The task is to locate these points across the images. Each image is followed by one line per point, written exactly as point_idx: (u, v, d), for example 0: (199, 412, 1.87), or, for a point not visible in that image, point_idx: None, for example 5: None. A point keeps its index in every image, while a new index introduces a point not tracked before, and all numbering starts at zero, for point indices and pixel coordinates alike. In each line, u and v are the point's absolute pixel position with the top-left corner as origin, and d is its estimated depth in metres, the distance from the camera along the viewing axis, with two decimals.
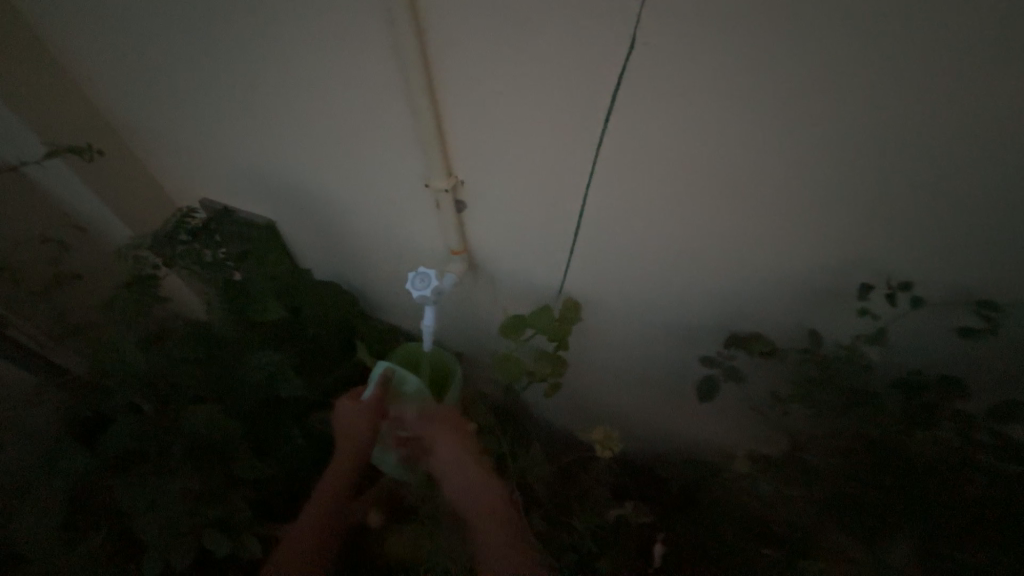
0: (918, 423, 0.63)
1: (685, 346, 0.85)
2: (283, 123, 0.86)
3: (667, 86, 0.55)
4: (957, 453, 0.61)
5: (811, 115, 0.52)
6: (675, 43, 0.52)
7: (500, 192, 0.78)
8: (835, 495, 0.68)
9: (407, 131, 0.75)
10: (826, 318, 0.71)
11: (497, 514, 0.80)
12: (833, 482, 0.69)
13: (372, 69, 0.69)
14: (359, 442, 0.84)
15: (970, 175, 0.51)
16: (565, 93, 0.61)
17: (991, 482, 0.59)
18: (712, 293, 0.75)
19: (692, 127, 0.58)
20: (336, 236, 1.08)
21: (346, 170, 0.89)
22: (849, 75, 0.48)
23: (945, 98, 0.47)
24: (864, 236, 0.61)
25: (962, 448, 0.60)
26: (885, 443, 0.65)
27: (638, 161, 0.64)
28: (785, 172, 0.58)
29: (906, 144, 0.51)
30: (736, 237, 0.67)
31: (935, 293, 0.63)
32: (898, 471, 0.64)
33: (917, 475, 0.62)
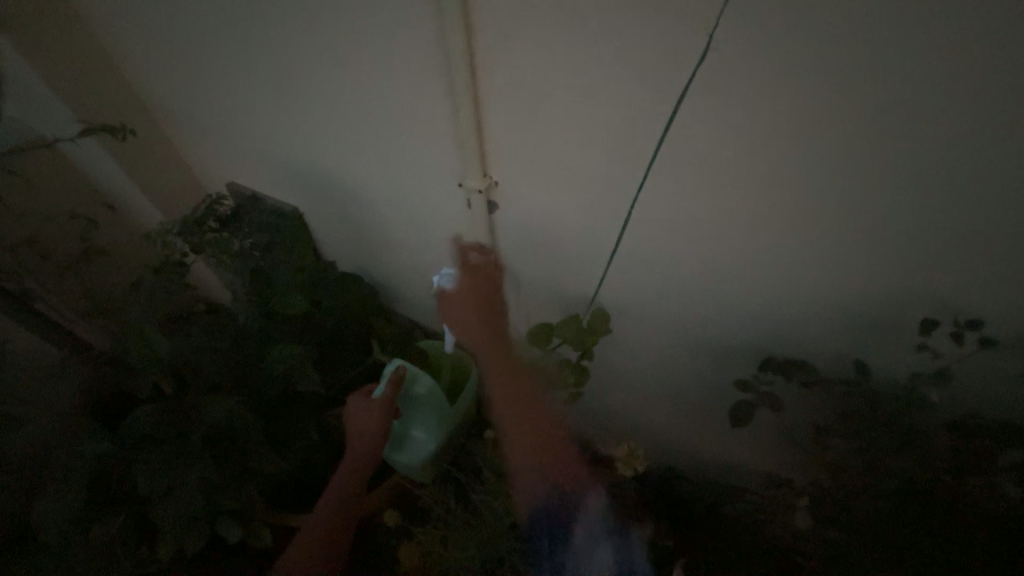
0: (972, 472, 0.59)
1: (718, 366, 0.81)
2: (322, 115, 0.84)
3: (731, 99, 0.52)
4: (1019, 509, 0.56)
5: (889, 137, 0.48)
6: (745, 52, 0.48)
7: (536, 197, 0.75)
8: (885, 541, 0.63)
9: (442, 128, 0.73)
10: (876, 350, 0.67)
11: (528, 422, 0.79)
12: (881, 529, 0.64)
13: (413, 63, 0.67)
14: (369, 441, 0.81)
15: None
16: (619, 99, 0.57)
17: None
18: (753, 315, 0.72)
19: (753, 143, 0.54)
20: (362, 229, 1.07)
21: (377, 164, 0.87)
22: (939, 97, 0.44)
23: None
24: (929, 270, 0.56)
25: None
26: (937, 492, 0.60)
27: (688, 176, 0.60)
28: (851, 198, 0.54)
29: (995, 177, 0.47)
30: (785, 260, 0.63)
31: (1003, 335, 0.58)
32: (956, 521, 0.59)
33: (979, 525, 0.57)
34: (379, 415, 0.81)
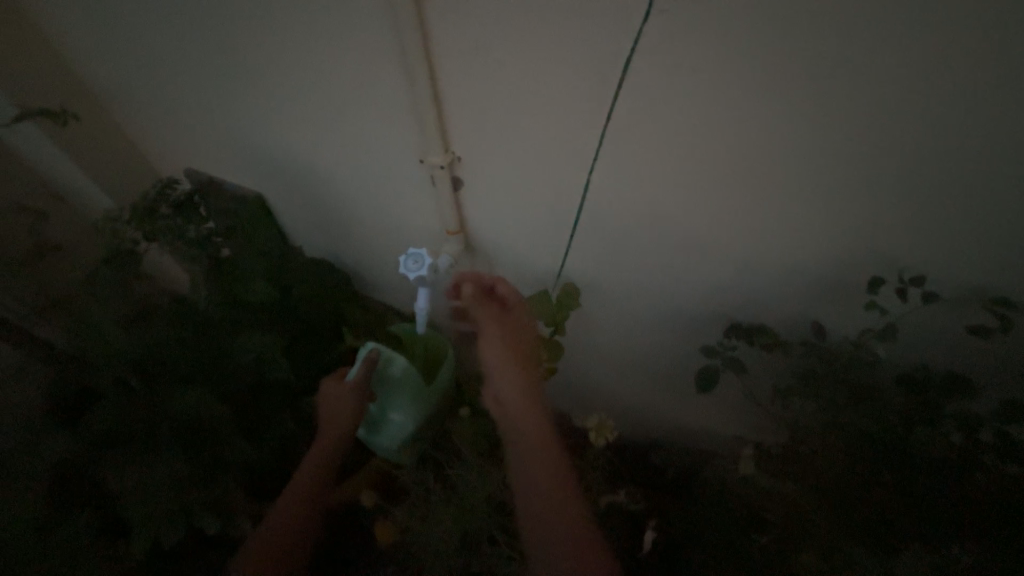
0: (919, 422, 0.63)
1: (686, 333, 0.82)
2: (274, 93, 0.81)
3: (680, 62, 0.51)
4: (960, 452, 0.60)
5: (835, 97, 0.48)
6: (692, 12, 0.47)
7: (498, 171, 0.74)
8: (844, 491, 0.65)
9: (398, 101, 0.70)
10: (831, 310, 0.69)
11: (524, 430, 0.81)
12: (841, 480, 0.66)
13: (362, 32, 0.64)
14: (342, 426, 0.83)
15: (1001, 166, 0.48)
16: (573, 66, 0.56)
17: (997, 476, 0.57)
18: (715, 281, 0.73)
19: (706, 108, 0.53)
20: (327, 212, 1.04)
21: (335, 141, 0.84)
22: (879, 52, 0.44)
23: (981, 81, 0.43)
24: (877, 230, 0.58)
25: (966, 447, 0.60)
26: (888, 440, 0.64)
27: (646, 143, 0.60)
28: (803, 159, 0.54)
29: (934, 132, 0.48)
30: (741, 226, 0.64)
31: (946, 290, 0.61)
32: (905, 466, 0.62)
33: (929, 470, 0.60)
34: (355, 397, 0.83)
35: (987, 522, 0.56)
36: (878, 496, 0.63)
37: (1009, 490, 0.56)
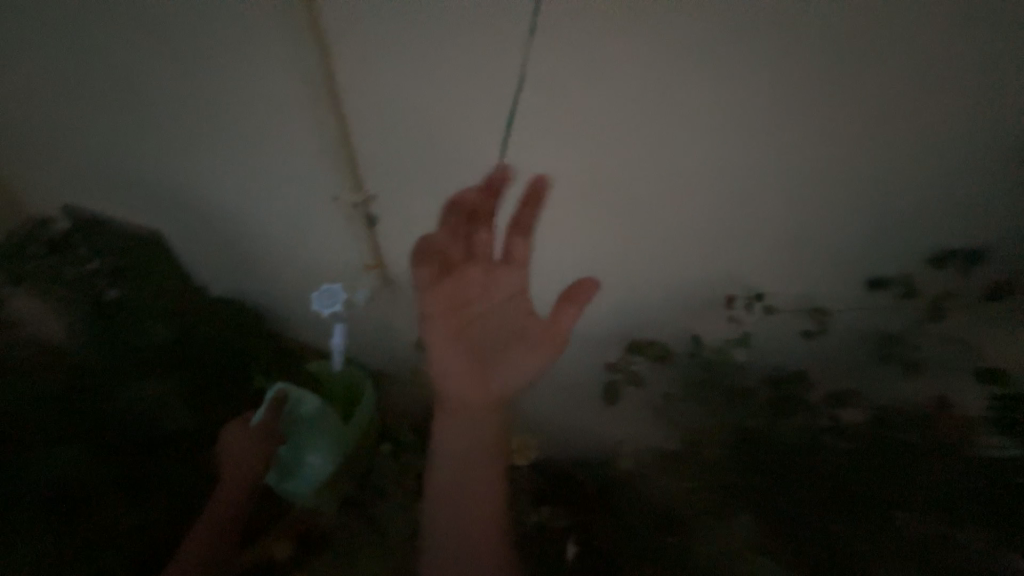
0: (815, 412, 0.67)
1: (596, 355, 0.90)
2: (172, 130, 0.79)
3: (554, 112, 0.60)
4: (925, 437, 0.59)
5: (670, 146, 0.60)
6: (556, 66, 0.56)
7: (407, 204, 0.78)
8: (818, 492, 0.60)
9: (308, 142, 0.73)
10: (704, 325, 0.78)
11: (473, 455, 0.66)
12: (808, 481, 0.61)
13: (265, 64, 0.66)
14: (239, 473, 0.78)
15: (807, 192, 0.60)
16: (465, 104, 0.63)
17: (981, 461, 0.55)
18: (612, 301, 0.82)
19: (578, 146, 0.63)
20: (229, 249, 0.98)
21: (244, 179, 0.83)
22: (696, 110, 0.56)
23: (777, 127, 0.55)
24: (731, 254, 0.69)
25: (928, 433, 0.59)
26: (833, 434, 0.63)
27: (535, 171, 0.68)
28: (659, 193, 0.65)
29: (753, 166, 0.59)
30: (624, 250, 0.74)
31: (788, 306, 0.72)
32: (874, 455, 0.59)
33: (894, 456, 0.59)
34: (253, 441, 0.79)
35: (966, 509, 0.53)
36: (854, 491, 0.58)
37: (1001, 480, 0.53)
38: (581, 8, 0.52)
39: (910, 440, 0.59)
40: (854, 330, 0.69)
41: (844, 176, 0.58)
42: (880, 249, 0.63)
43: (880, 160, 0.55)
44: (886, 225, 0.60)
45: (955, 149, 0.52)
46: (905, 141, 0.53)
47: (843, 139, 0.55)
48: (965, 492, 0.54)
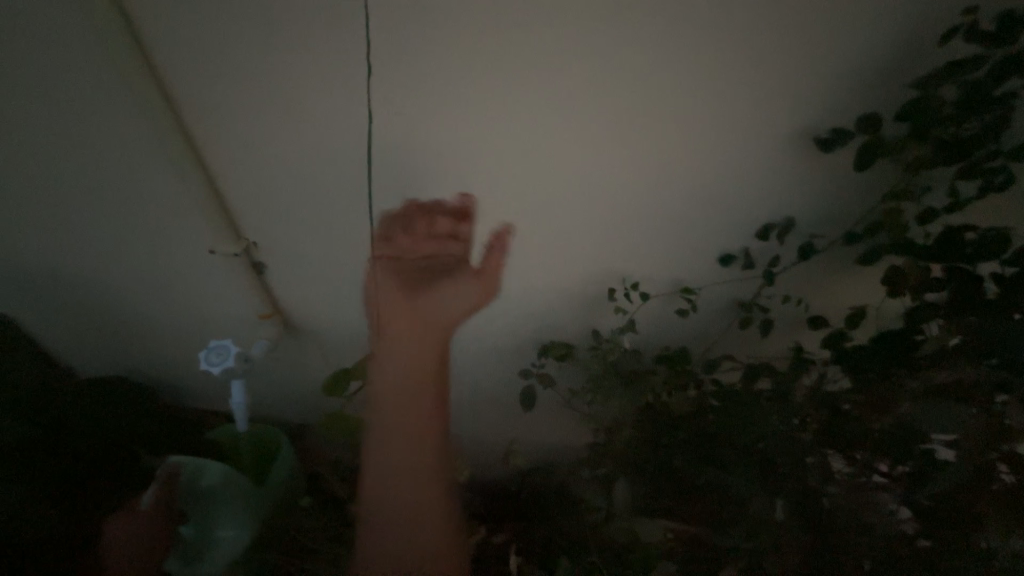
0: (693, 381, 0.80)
1: (509, 368, 0.91)
2: (8, 195, 0.73)
3: (416, 135, 0.64)
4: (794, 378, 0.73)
5: (523, 159, 0.66)
6: (404, 95, 0.61)
7: (291, 242, 0.76)
8: (744, 450, 0.71)
9: (170, 193, 0.71)
10: (600, 319, 0.84)
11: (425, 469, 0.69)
12: (737, 438, 0.71)
13: (113, 111, 0.64)
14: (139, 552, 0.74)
15: (650, 184, 0.68)
16: (331, 135, 0.65)
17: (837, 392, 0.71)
18: (513, 313, 0.84)
19: (443, 166, 0.67)
20: (95, 322, 0.89)
21: (98, 235, 0.76)
22: (540, 124, 0.63)
23: (608, 131, 0.64)
24: (607, 248, 0.75)
25: (795, 372, 0.74)
26: (740, 394, 0.74)
27: (414, 196, 0.70)
28: (528, 201, 0.70)
29: (601, 169, 0.67)
30: (513, 262, 0.77)
31: (663, 288, 0.79)
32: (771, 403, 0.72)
33: (781, 400, 0.72)
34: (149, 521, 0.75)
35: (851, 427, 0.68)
36: (772, 441, 0.69)
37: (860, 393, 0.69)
38: (418, 41, 0.58)
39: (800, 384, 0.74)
40: (717, 302, 0.80)
41: (672, 168, 0.67)
42: (720, 227, 0.72)
43: (695, 150, 0.65)
44: (716, 206, 0.70)
45: (743, 136, 0.64)
46: (705, 133, 0.64)
47: (661, 137, 0.64)
48: (835, 422, 0.69)
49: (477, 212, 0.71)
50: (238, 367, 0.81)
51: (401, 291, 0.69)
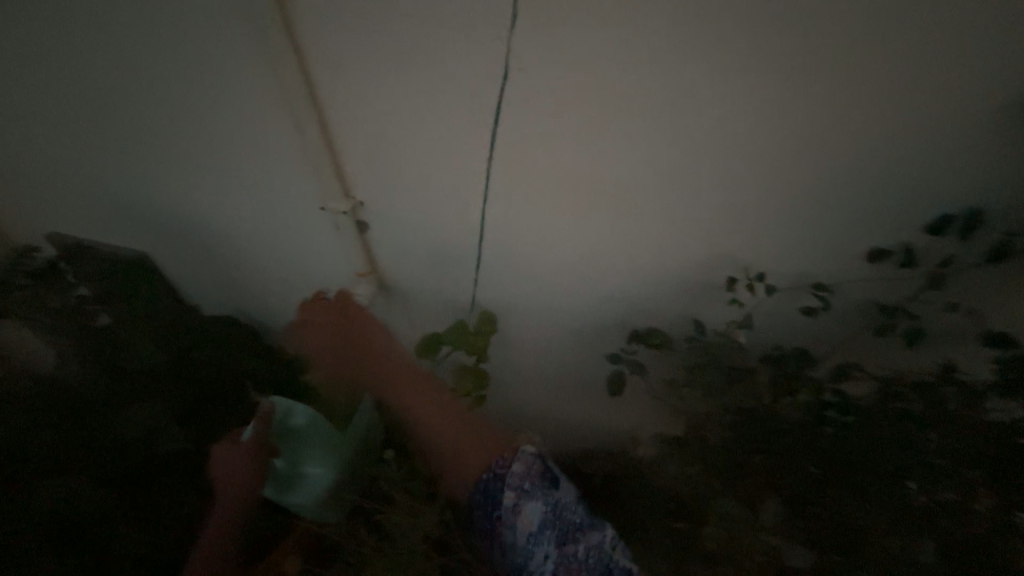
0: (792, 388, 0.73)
1: (595, 346, 0.89)
2: (148, 150, 0.78)
3: (544, 105, 0.60)
4: (930, 402, 0.64)
5: (659, 129, 0.59)
6: (540, 58, 0.56)
7: (400, 208, 0.77)
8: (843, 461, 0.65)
9: (293, 155, 0.71)
10: (704, 309, 0.78)
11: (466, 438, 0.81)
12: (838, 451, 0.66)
13: (246, 75, 0.64)
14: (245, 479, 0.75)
15: (801, 165, 0.60)
16: (456, 105, 0.62)
17: (981, 420, 0.61)
18: (608, 294, 0.81)
19: (566, 141, 0.62)
20: (221, 265, 0.98)
21: (227, 190, 0.81)
22: (688, 90, 0.55)
23: (768, 100, 0.55)
24: (730, 237, 0.68)
25: (929, 396, 0.64)
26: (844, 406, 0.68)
27: (530, 170, 0.67)
28: (652, 177, 0.64)
29: (749, 143, 0.59)
30: (618, 243, 0.73)
31: (785, 282, 0.72)
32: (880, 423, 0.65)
33: (895, 422, 0.64)
34: (248, 452, 0.76)
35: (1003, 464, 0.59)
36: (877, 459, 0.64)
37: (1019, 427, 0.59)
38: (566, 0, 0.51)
39: (946, 407, 0.63)
40: (848, 300, 0.72)
41: (833, 149, 0.58)
42: (869, 220, 0.63)
43: (870, 126, 0.55)
44: (874, 194, 0.61)
45: (937, 111, 0.53)
46: (887, 109, 0.54)
47: (834, 107, 0.55)
48: (975, 453, 0.60)
49: (594, 188, 0.67)
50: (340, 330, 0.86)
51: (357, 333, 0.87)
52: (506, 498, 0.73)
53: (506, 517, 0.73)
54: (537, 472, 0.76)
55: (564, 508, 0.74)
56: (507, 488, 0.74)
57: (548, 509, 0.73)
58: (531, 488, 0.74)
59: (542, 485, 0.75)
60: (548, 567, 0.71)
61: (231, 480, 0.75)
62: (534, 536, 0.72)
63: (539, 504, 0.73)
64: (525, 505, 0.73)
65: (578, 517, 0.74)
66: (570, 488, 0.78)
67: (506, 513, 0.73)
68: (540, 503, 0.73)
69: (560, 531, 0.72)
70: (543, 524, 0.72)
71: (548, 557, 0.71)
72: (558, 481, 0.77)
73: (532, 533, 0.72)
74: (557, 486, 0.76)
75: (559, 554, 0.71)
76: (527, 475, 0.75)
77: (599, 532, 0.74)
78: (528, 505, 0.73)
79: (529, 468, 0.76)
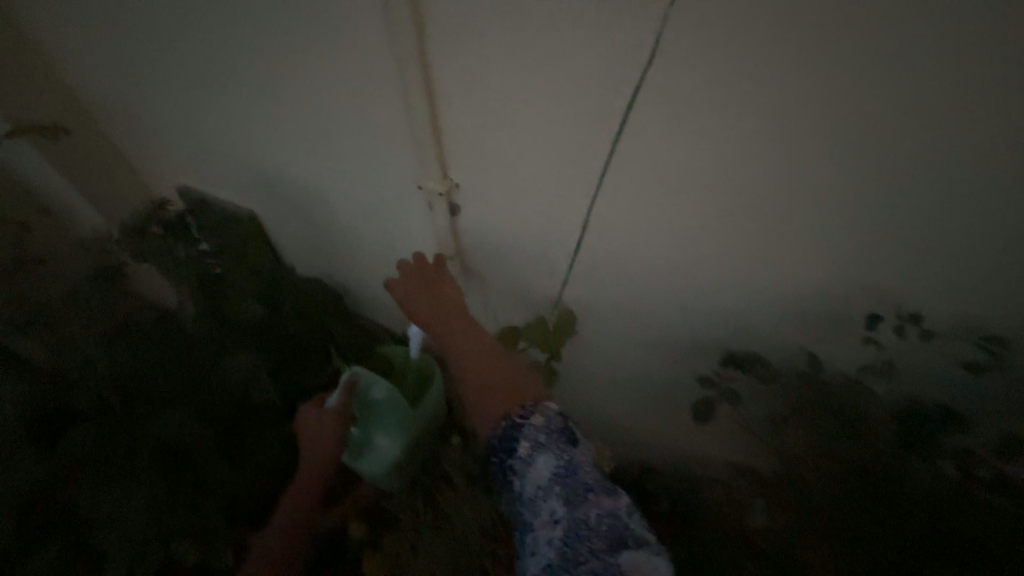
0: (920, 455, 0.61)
1: (685, 364, 0.83)
2: (273, 119, 0.82)
3: (680, 108, 0.53)
4: None
5: (824, 135, 0.49)
6: (689, 56, 0.49)
7: (498, 200, 0.74)
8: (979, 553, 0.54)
9: (402, 135, 0.71)
10: (826, 342, 0.69)
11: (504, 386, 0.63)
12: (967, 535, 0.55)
13: (369, 55, 0.63)
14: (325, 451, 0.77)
15: (1008, 197, 0.48)
16: (579, 101, 0.56)
17: None
18: (712, 314, 0.73)
19: (700, 148, 0.55)
20: (323, 233, 1.04)
21: (335, 162, 0.84)
22: (879, 88, 0.45)
23: (995, 112, 0.43)
24: (878, 269, 0.58)
25: None
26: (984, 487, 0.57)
27: (649, 176, 0.60)
28: (797, 193, 0.55)
29: (939, 162, 0.48)
30: (734, 263, 0.65)
31: (944, 327, 0.61)
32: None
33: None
34: (332, 422, 0.79)
35: None
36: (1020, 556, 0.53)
37: None
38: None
39: None
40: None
41: None
42: None
43: None
44: None
45: None
46: None
47: None
48: None
49: (721, 201, 0.59)
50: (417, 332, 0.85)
51: (446, 286, 0.76)
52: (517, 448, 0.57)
53: (518, 468, 0.57)
54: (556, 427, 0.58)
55: (578, 468, 0.56)
56: (523, 438, 0.57)
57: (561, 464, 0.55)
58: (547, 440, 0.57)
59: (557, 439, 0.57)
60: (557, 534, 0.53)
61: (317, 452, 0.77)
62: (543, 491, 0.55)
63: (553, 457, 0.56)
64: (538, 459, 0.56)
65: (592, 479, 0.55)
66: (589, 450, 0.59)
67: (518, 463, 0.57)
68: (554, 458, 0.56)
69: (571, 491, 0.54)
70: (555, 479, 0.55)
71: (556, 518, 0.53)
72: (577, 439, 0.58)
73: (542, 487, 0.55)
74: (574, 443, 0.58)
75: (569, 517, 0.53)
76: (545, 426, 0.58)
77: (614, 501, 0.55)
78: (540, 457, 0.56)
79: (547, 421, 0.58)
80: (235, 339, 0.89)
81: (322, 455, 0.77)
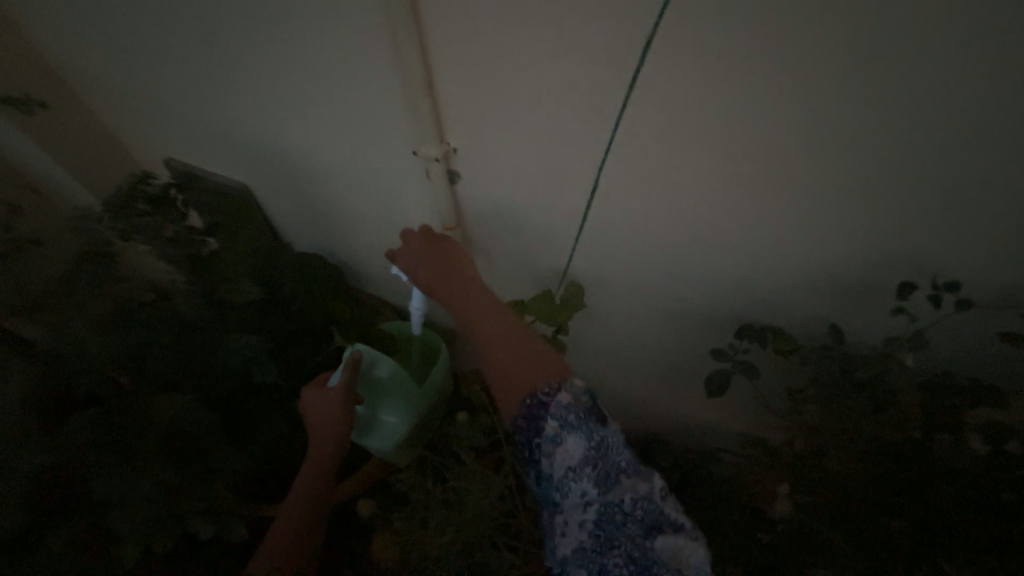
0: (943, 430, 0.60)
1: (699, 336, 0.80)
2: (255, 83, 0.76)
3: (701, 62, 0.47)
4: None
5: (867, 86, 0.43)
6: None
7: (502, 168, 0.69)
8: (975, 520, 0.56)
9: (396, 97, 0.65)
10: (852, 314, 0.66)
11: (523, 365, 0.60)
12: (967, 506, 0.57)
13: (352, 6, 0.57)
14: (333, 432, 0.75)
15: None
16: (585, 54, 0.50)
17: None
18: (728, 285, 0.70)
19: (720, 108, 0.50)
20: (320, 206, 1.00)
21: (327, 129, 0.78)
22: (931, 34, 0.39)
23: None
24: (912, 236, 0.54)
25: None
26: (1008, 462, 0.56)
27: (664, 141, 0.55)
28: (830, 153, 0.50)
29: (996, 120, 0.42)
30: (755, 232, 0.61)
31: (981, 295, 0.57)
32: None
33: None
34: (336, 404, 0.75)
35: None
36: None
37: None
38: None
39: None
40: None
41: None
42: None
43: None
44: None
45: None
46: None
47: None
48: None
49: (744, 167, 0.54)
50: (418, 309, 0.81)
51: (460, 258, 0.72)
52: (548, 428, 0.54)
53: (546, 448, 0.54)
54: (584, 406, 0.55)
55: (609, 448, 0.52)
56: (551, 418, 0.54)
57: (592, 445, 0.52)
58: (576, 420, 0.53)
59: (587, 418, 0.54)
60: (589, 515, 0.51)
61: (325, 435, 0.75)
62: (573, 472, 0.52)
63: (583, 439, 0.52)
64: (567, 439, 0.53)
65: (623, 460, 0.53)
66: (618, 426, 0.56)
67: (546, 444, 0.54)
68: (584, 439, 0.52)
69: (603, 473, 0.51)
70: (585, 460, 0.52)
71: (588, 499, 0.51)
72: (606, 418, 0.55)
73: (572, 468, 0.53)
74: (604, 423, 0.54)
75: (601, 500, 0.51)
76: (573, 406, 0.54)
77: (647, 483, 0.52)
78: (571, 438, 0.53)
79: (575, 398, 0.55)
80: (230, 320, 0.86)
81: (331, 438, 0.74)
